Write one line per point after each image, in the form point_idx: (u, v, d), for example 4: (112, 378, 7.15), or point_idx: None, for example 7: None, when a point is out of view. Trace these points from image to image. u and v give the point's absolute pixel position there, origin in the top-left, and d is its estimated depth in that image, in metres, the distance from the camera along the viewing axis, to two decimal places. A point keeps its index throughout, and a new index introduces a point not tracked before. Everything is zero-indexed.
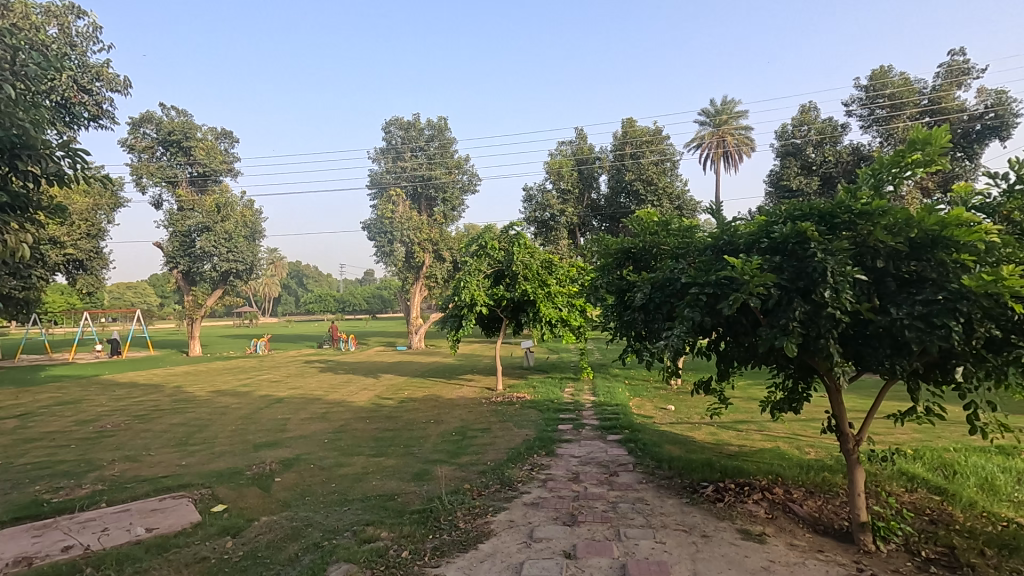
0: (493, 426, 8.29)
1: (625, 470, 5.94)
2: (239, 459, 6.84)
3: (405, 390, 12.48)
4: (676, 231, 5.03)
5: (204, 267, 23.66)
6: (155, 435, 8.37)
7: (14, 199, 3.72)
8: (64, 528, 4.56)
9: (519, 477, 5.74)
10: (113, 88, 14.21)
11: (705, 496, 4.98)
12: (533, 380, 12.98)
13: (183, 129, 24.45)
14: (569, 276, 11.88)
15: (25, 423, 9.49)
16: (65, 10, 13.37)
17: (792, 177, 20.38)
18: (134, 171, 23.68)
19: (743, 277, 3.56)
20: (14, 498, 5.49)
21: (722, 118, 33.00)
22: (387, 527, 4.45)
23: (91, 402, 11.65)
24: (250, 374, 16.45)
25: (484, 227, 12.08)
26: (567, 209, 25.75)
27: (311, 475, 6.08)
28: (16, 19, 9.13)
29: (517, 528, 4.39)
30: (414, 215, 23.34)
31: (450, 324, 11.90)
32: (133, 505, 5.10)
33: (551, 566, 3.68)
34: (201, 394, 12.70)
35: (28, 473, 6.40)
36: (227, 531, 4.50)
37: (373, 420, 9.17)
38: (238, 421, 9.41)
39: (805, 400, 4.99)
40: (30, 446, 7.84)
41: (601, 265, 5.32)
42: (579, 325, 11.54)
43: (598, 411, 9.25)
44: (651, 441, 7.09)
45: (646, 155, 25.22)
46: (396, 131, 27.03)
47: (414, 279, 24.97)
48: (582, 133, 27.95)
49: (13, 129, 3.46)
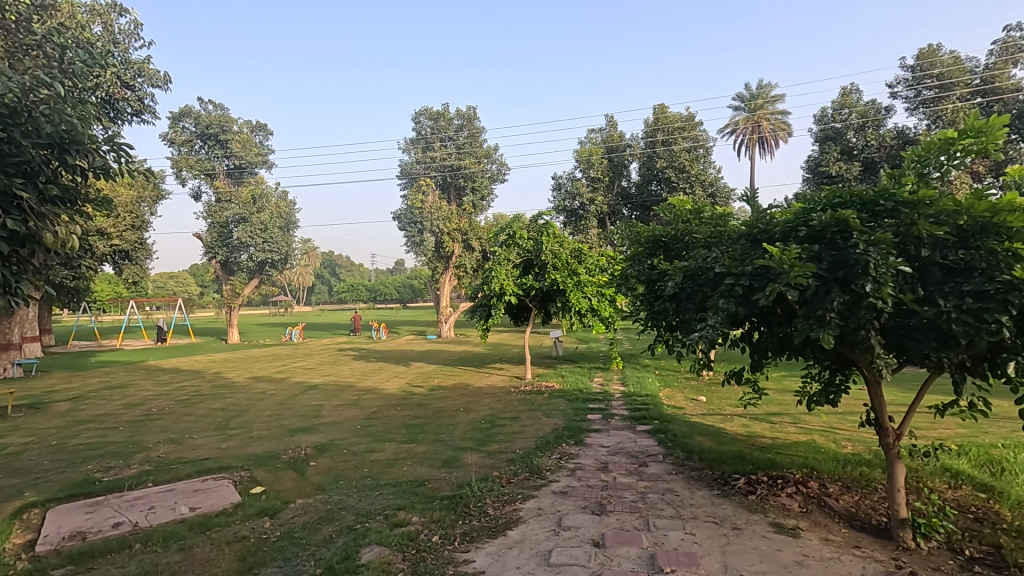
0: (522, 414, 8.34)
1: (654, 461, 5.91)
2: (275, 444, 7.06)
3: (435, 378, 12.66)
4: (709, 220, 4.85)
5: (241, 257, 24.31)
6: (196, 419, 8.69)
7: (64, 193, 3.89)
8: (114, 505, 4.80)
9: (548, 466, 5.77)
10: (155, 84, 14.71)
11: (736, 488, 4.91)
12: (562, 369, 12.99)
13: (221, 122, 25.12)
14: (598, 265, 11.71)
15: (78, 406, 10.01)
16: (108, 9, 13.86)
17: (831, 163, 19.69)
18: (174, 164, 24.47)
19: (780, 268, 3.45)
20: (68, 477, 5.77)
21: (758, 102, 32.04)
22: (417, 512, 4.54)
23: (137, 386, 12.20)
24: (285, 361, 16.95)
25: (513, 216, 12.04)
26: (596, 198, 25.54)
27: (344, 460, 6.24)
28: (62, 19, 9.50)
29: (546, 516, 4.42)
30: (444, 205, 23.82)
31: (479, 313, 11.97)
32: (177, 486, 5.32)
33: (580, 554, 3.70)
34: (239, 380, 13.15)
35: (81, 453, 6.74)
36: (265, 512, 4.66)
37: (403, 407, 9.34)
38: (274, 406, 9.72)
39: (842, 392, 4.83)
40: (82, 427, 8.27)
41: (631, 254, 5.28)
42: (609, 315, 11.28)
43: (627, 401, 9.21)
44: (680, 432, 7.02)
45: (678, 142, 24.74)
46: (426, 121, 27.08)
47: (443, 269, 25.24)
48: (612, 120, 27.59)
49: (62, 124, 3.59)
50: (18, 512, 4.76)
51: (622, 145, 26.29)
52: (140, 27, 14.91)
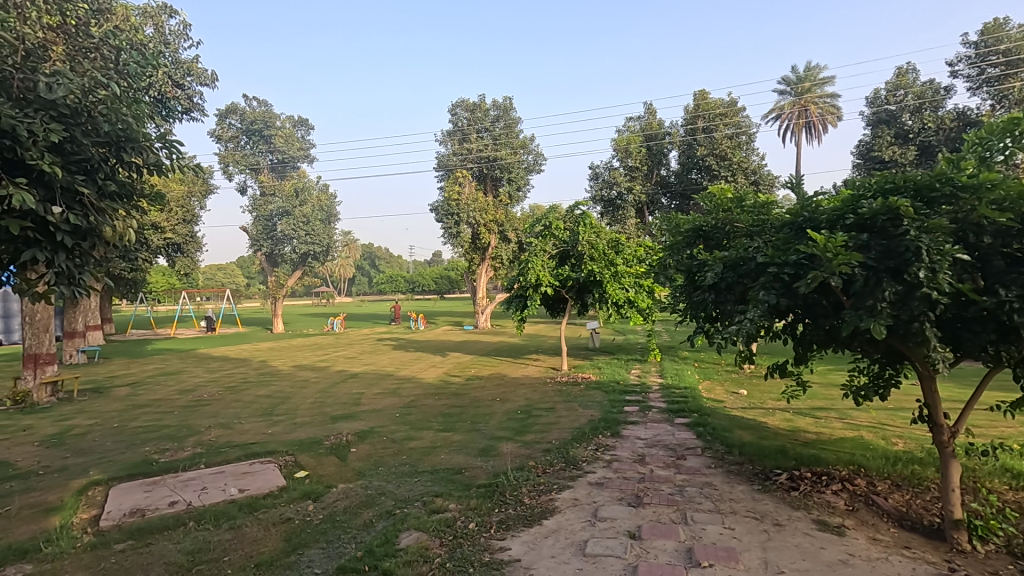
0: (558, 405, 8.35)
1: (693, 454, 5.82)
2: (318, 430, 7.30)
3: (471, 368, 12.79)
4: (751, 208, 4.68)
5: (285, 249, 24.99)
6: (244, 405, 9.07)
7: (122, 189, 4.11)
8: (170, 484, 5.07)
9: (584, 457, 5.76)
10: (203, 82, 15.28)
11: (778, 484, 4.79)
12: (598, 361, 12.91)
13: (264, 118, 26.21)
14: (636, 256, 11.55)
15: (136, 391, 10.60)
16: (159, 11, 14.43)
17: (884, 148, 18.77)
18: (222, 159, 25.40)
19: (825, 256, 3.33)
20: (128, 458, 6.12)
21: (805, 85, 30.76)
22: (454, 499, 4.61)
23: (190, 373, 12.80)
24: (328, 351, 17.46)
25: (549, 207, 12.01)
26: (635, 187, 25.12)
27: (383, 447, 6.39)
28: (118, 22, 9.95)
29: (582, 506, 4.42)
30: (480, 197, 23.96)
31: (515, 304, 11.94)
32: (227, 468, 5.57)
33: (615, 545, 3.69)
34: (284, 368, 13.63)
35: (139, 435, 7.13)
36: (309, 495, 4.83)
37: (441, 397, 9.49)
38: (316, 394, 10.04)
39: (893, 386, 4.64)
40: (140, 411, 8.75)
41: (669, 244, 5.17)
42: (647, 306, 11.12)
43: (665, 393, 9.09)
44: (720, 425, 6.88)
45: (719, 128, 24.07)
46: (463, 113, 27.12)
47: (479, 260, 25.47)
48: (651, 107, 27.09)
49: (119, 123, 3.79)
50: (84, 489, 5.09)
51: (661, 133, 25.79)
52: (188, 28, 15.48)
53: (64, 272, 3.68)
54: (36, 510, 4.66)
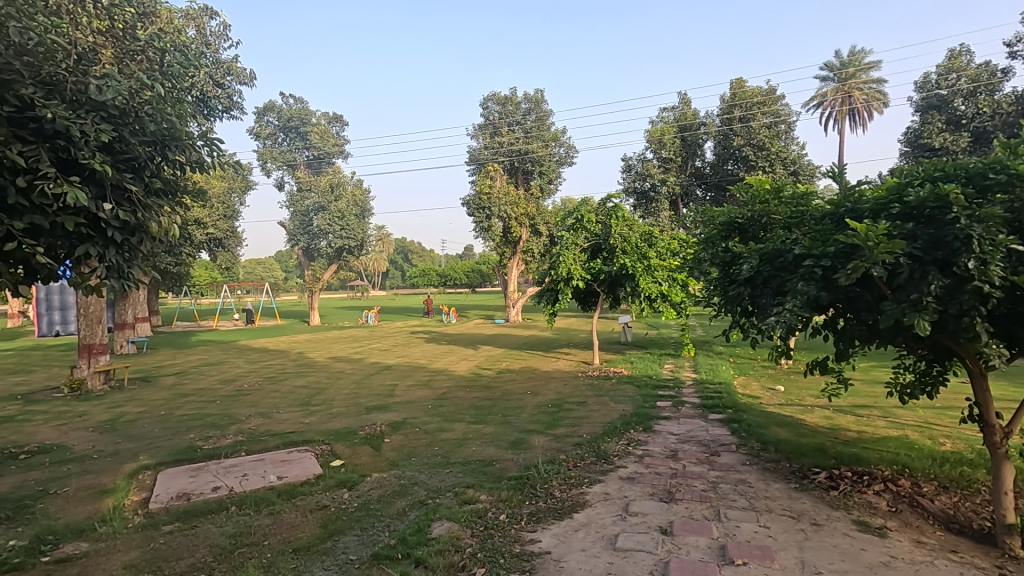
0: (589, 399, 8.31)
1: (727, 450, 5.71)
2: (353, 420, 7.47)
3: (503, 362, 12.86)
4: (790, 198, 4.55)
5: (320, 244, 25.42)
6: (282, 395, 9.36)
7: (168, 185, 4.29)
8: (213, 471, 5.27)
9: (615, 451, 5.72)
10: (242, 81, 15.71)
11: (817, 483, 4.67)
12: (631, 355, 12.78)
13: (301, 115, 26.84)
14: (670, 249, 11.36)
15: (181, 380, 11.06)
16: (201, 12, 14.88)
17: (934, 135, 17.93)
18: (260, 156, 26.25)
19: (866, 246, 3.21)
20: (174, 444, 6.39)
21: (849, 70, 29.57)
22: (485, 491, 4.65)
23: (231, 364, 13.25)
24: (362, 343, 17.80)
25: (580, 200, 11.92)
26: (668, 178, 24.66)
27: (416, 438, 6.50)
28: (162, 25, 10.30)
29: (612, 501, 4.41)
30: (511, 190, 24.04)
31: (546, 298, 11.90)
32: (266, 456, 5.77)
33: (646, 541, 3.66)
34: (320, 360, 13.97)
35: (185, 423, 7.44)
36: (344, 484, 4.95)
37: (472, 389, 9.58)
38: (351, 385, 10.28)
39: (941, 384, 4.45)
40: (185, 399, 9.12)
41: (704, 237, 5.08)
42: (681, 300, 10.95)
43: (699, 389, 8.94)
44: (756, 422, 6.73)
45: (757, 117, 23.38)
46: (494, 106, 27.06)
47: (510, 254, 25.55)
48: (685, 97, 26.54)
49: (164, 123, 3.96)
50: (135, 473, 5.36)
51: (696, 123, 25.24)
52: (228, 28, 15.93)
53: (114, 266, 3.86)
54: (92, 491, 4.92)
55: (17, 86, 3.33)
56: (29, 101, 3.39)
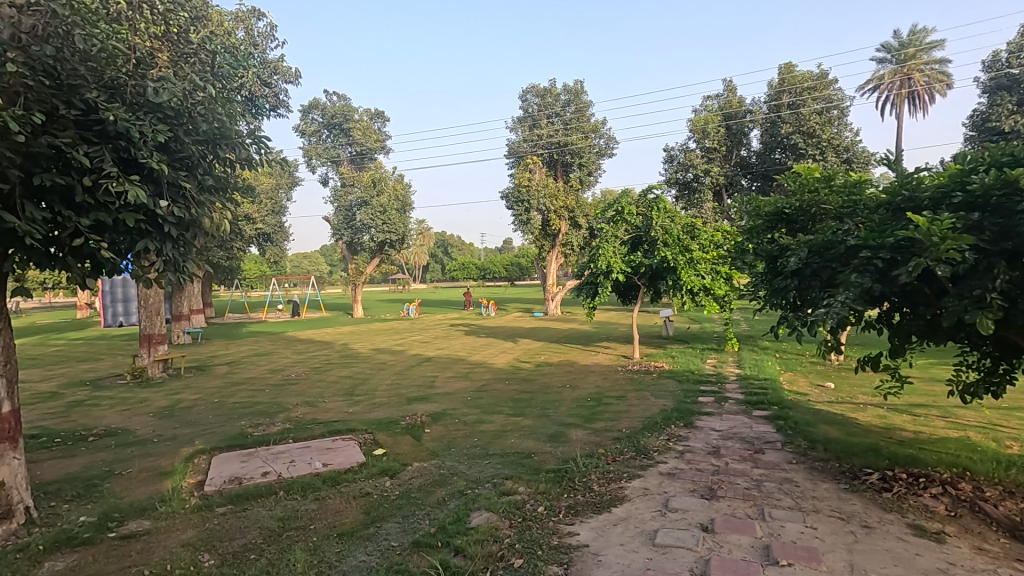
0: (629, 394, 8.22)
1: (772, 448, 5.55)
2: (395, 410, 7.64)
3: (542, 355, 12.88)
4: (842, 187, 4.38)
5: (363, 238, 26.07)
6: (328, 385, 9.67)
7: (220, 182, 4.48)
8: (262, 456, 5.49)
9: (655, 447, 5.65)
10: (288, 80, 16.18)
11: (868, 484, 4.48)
12: (672, 350, 12.56)
13: (344, 112, 27.43)
14: (713, 242, 11.08)
15: (233, 369, 11.55)
16: (249, 14, 15.38)
17: (1004, 117, 16.79)
18: (306, 153, 27.40)
19: (927, 239, 3.06)
20: (226, 430, 6.69)
21: (909, 51, 27.99)
22: (523, 483, 4.68)
23: (280, 354, 13.76)
24: (403, 335, 18.15)
25: (621, 191, 11.75)
26: (712, 169, 24.00)
27: (456, 429, 6.58)
28: (213, 28, 10.72)
29: (652, 496, 4.36)
30: (550, 182, 23.96)
31: (586, 291, 11.79)
32: (313, 443, 5.97)
33: (686, 537, 3.61)
34: (363, 351, 14.34)
35: (236, 410, 7.77)
36: (386, 472, 5.07)
37: (511, 382, 9.65)
38: (393, 376, 10.51)
39: (1008, 383, 4.18)
40: (237, 388, 9.53)
41: (748, 228, 4.93)
42: (725, 294, 10.66)
43: (743, 384, 8.73)
44: (803, 419, 6.51)
45: (807, 103, 22.45)
46: (533, 98, 26.86)
47: (550, 247, 25.52)
48: (730, 84, 25.75)
49: (215, 122, 4.12)
50: (191, 457, 5.65)
51: (741, 111, 24.42)
52: (274, 29, 16.43)
53: (171, 260, 4.07)
54: (152, 473, 5.21)
55: (83, 92, 3.55)
56: (93, 105, 3.61)
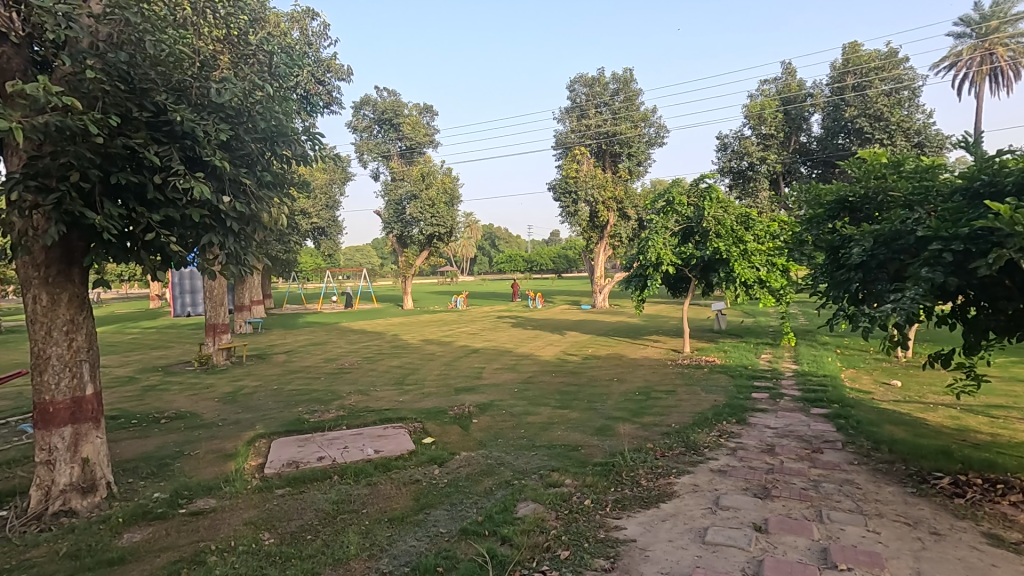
0: (679, 388, 8.06)
1: (831, 448, 5.31)
2: (443, 400, 7.78)
3: (589, 348, 12.79)
4: (911, 173, 4.13)
5: (413, 231, 26.59)
6: (379, 374, 9.96)
7: (278, 178, 4.67)
8: (318, 442, 5.72)
9: (706, 442, 5.52)
10: (340, 78, 16.63)
11: (939, 489, 4.21)
12: (724, 344, 12.21)
13: (394, 108, 27.96)
14: (769, 232, 10.63)
15: (291, 358, 12.07)
16: (303, 14, 15.87)
17: None
18: (358, 148, 28.08)
19: (1009, 230, 2.85)
20: (285, 416, 7.01)
21: (992, 24, 25.83)
22: (570, 475, 4.68)
23: (333, 344, 14.26)
24: (451, 327, 18.43)
25: (671, 181, 11.47)
26: (768, 156, 23.01)
27: (503, 420, 6.64)
28: (270, 30, 11.13)
29: (702, 493, 4.26)
30: (598, 173, 23.67)
31: (634, 283, 11.59)
32: (365, 431, 6.16)
33: (738, 536, 3.51)
34: (413, 342, 14.67)
35: (293, 397, 8.12)
36: (435, 460, 5.18)
37: (558, 374, 9.64)
38: (442, 367, 10.70)
39: None
40: (294, 376, 9.96)
41: (807, 218, 4.70)
42: (781, 287, 10.25)
43: (800, 381, 8.39)
44: (866, 418, 6.20)
45: (874, 84, 21.15)
46: (581, 88, 26.33)
47: (597, 239, 25.25)
48: (789, 67, 24.60)
49: (272, 121, 4.30)
50: (253, 440, 5.95)
51: (801, 95, 23.33)
52: (327, 28, 16.88)
53: (233, 253, 4.28)
54: (217, 455, 5.52)
55: (154, 94, 3.77)
56: (163, 107, 3.82)
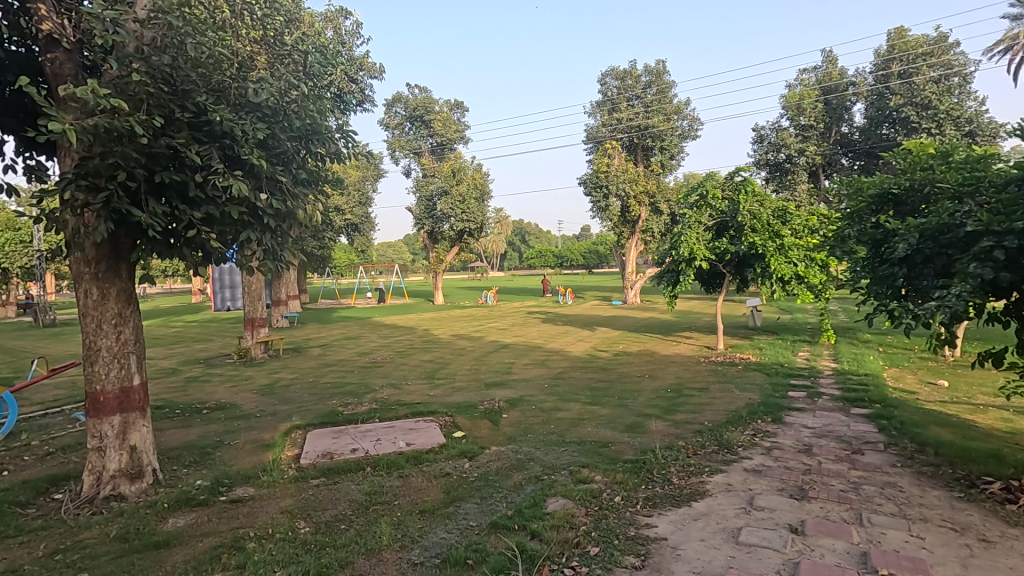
0: (712, 386, 7.92)
1: (872, 449, 5.13)
2: (474, 395, 7.84)
3: (620, 344, 12.69)
4: (960, 164, 3.95)
5: (443, 227, 26.81)
6: (411, 368, 10.10)
7: (312, 176, 4.76)
8: (351, 434, 5.84)
9: (740, 442, 5.40)
10: (373, 75, 16.85)
11: (988, 494, 4.03)
12: (760, 341, 11.93)
13: (425, 104, 28.17)
14: (808, 226, 10.32)
15: (326, 352, 12.34)
16: (337, 14, 16.12)
17: None
18: (390, 145, 28.43)
19: None
20: (319, 408, 7.18)
21: None
22: (600, 472, 4.65)
23: (366, 338, 14.52)
24: (482, 322, 18.53)
25: (705, 174, 11.24)
26: (807, 148, 22.28)
27: (532, 416, 6.65)
28: (305, 29, 11.35)
29: (736, 493, 4.18)
30: (630, 167, 23.38)
31: (666, 279, 11.42)
32: (397, 424, 6.26)
33: (774, 538, 3.43)
34: (444, 337, 14.81)
35: (328, 390, 8.31)
36: (465, 454, 5.22)
37: (588, 370, 9.59)
38: (472, 362, 10.78)
39: None
40: (328, 369, 10.19)
41: (849, 211, 4.55)
42: (820, 283, 9.93)
43: (840, 380, 8.13)
44: (910, 420, 5.96)
45: (922, 71, 20.24)
46: (612, 81, 25.96)
47: (629, 234, 24.97)
48: (830, 54, 23.76)
49: (306, 119, 4.38)
50: (289, 431, 6.11)
51: (842, 84, 22.53)
52: (360, 26, 17.12)
53: (270, 250, 4.37)
54: (256, 445, 5.70)
55: (195, 95, 3.88)
56: (204, 107, 3.94)
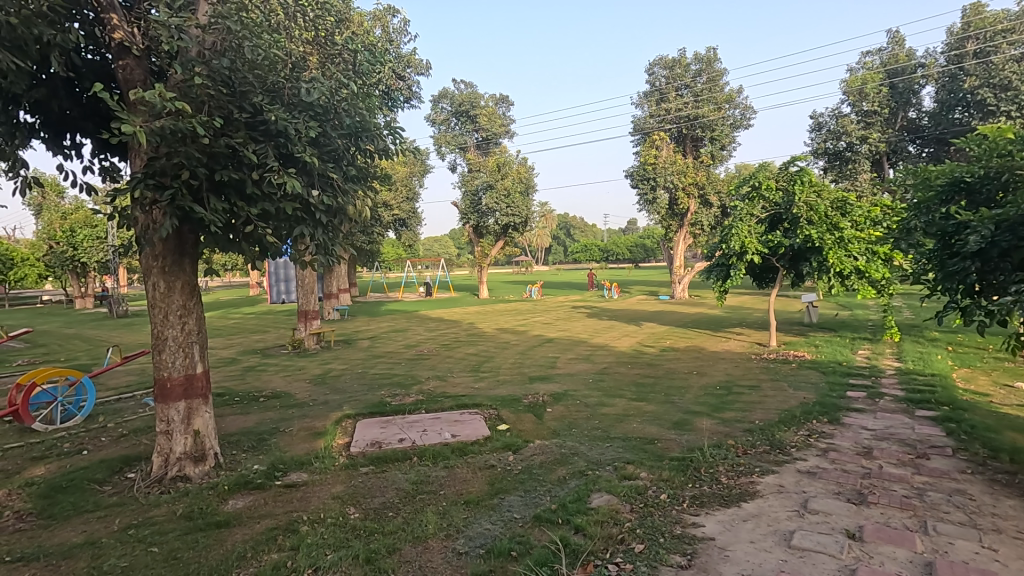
0: (763, 384, 7.66)
1: (939, 454, 4.84)
2: (518, 388, 7.87)
3: (667, 339, 12.44)
4: None
5: (488, 221, 26.95)
6: (456, 361, 10.24)
7: (361, 172, 4.89)
8: (399, 424, 5.98)
9: (793, 442, 5.21)
10: (419, 72, 17.08)
11: None
12: (816, 338, 11.43)
13: (470, 99, 28.35)
14: (870, 218, 9.77)
15: (374, 344, 12.68)
16: (385, 12, 16.42)
17: None
18: (436, 141, 28.76)
19: None
20: (369, 398, 7.40)
21: None
22: (646, 468, 4.59)
23: (413, 331, 14.81)
24: (526, 316, 18.55)
25: (758, 165, 10.81)
26: (871, 135, 21.06)
27: (577, 410, 6.63)
28: (354, 28, 11.61)
29: (788, 494, 4.04)
30: (678, 159, 22.79)
31: (716, 273, 11.09)
32: (442, 415, 6.36)
33: (829, 543, 3.30)
34: (489, 331, 14.92)
35: (376, 381, 8.54)
36: (510, 447, 5.26)
37: (634, 366, 9.45)
38: (516, 355, 10.83)
39: None
40: (377, 360, 10.48)
41: (917, 202, 4.28)
42: (883, 278, 9.41)
43: (904, 380, 7.69)
44: (982, 423, 5.58)
45: (1002, 49, 18.76)
46: (660, 70, 25.34)
47: (677, 227, 24.40)
48: (897, 35, 22.38)
49: (355, 116, 4.50)
50: (340, 420, 6.32)
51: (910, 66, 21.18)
52: (407, 24, 17.37)
53: (322, 245, 4.54)
54: (309, 433, 5.93)
55: (251, 97, 4.05)
56: (260, 108, 4.10)
